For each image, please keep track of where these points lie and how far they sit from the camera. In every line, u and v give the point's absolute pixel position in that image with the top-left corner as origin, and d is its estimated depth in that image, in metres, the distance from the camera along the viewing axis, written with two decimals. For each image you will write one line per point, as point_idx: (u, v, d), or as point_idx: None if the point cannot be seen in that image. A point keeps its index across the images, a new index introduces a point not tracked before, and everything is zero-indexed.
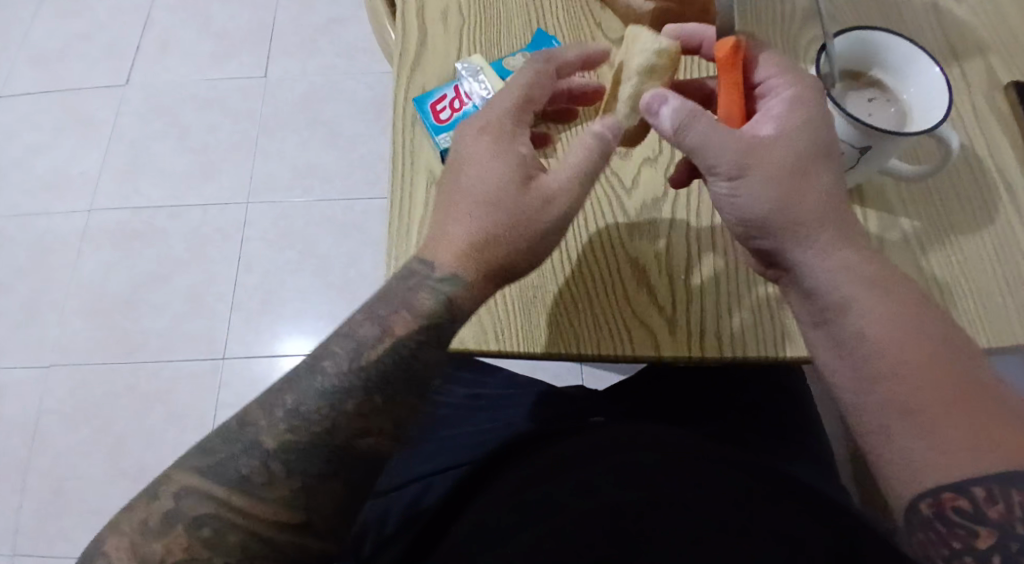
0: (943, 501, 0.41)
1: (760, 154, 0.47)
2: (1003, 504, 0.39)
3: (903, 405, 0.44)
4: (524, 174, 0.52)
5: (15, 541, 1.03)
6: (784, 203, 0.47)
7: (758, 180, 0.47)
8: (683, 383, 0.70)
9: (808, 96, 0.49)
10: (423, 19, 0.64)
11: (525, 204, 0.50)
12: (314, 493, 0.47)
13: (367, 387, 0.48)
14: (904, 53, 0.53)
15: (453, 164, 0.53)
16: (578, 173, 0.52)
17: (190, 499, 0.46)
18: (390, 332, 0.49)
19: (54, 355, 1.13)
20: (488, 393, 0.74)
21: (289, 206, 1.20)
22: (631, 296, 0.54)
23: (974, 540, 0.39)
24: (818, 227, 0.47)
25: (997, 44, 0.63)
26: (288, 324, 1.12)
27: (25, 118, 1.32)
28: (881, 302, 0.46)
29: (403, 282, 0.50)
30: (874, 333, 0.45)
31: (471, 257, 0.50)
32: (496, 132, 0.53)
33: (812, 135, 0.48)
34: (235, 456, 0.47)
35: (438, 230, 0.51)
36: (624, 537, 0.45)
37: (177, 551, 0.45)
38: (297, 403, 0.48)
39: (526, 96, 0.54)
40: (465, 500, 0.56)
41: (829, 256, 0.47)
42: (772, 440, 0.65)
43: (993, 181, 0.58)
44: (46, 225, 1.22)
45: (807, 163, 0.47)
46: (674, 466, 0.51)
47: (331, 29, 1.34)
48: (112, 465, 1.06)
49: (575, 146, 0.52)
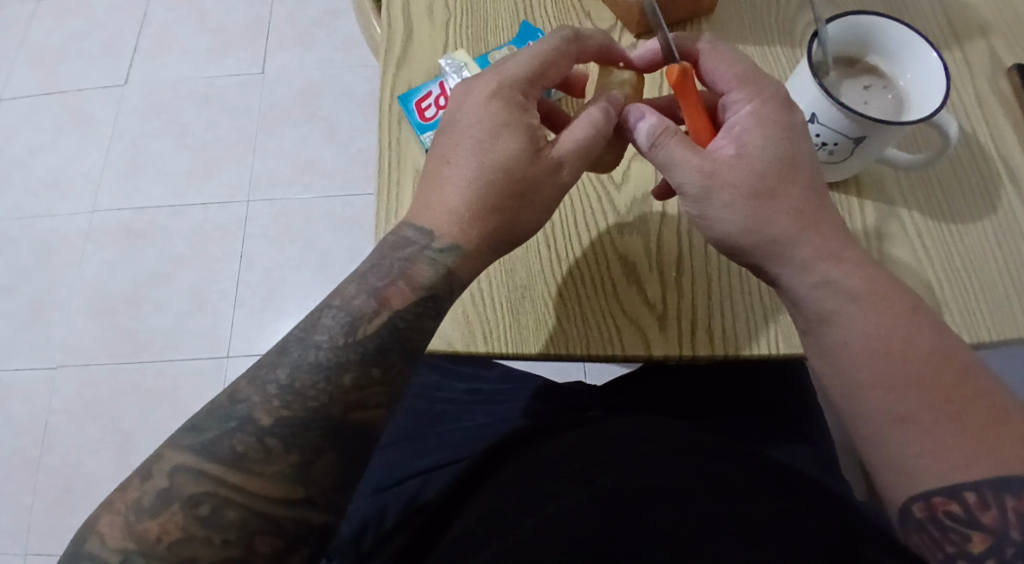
0: (935, 505, 0.42)
1: (721, 178, 0.47)
2: (995, 509, 0.40)
3: (893, 414, 0.44)
4: (535, 143, 0.50)
5: (27, 540, 1.05)
6: (753, 228, 0.47)
7: (722, 202, 0.47)
8: (685, 380, 0.68)
9: (771, 109, 0.48)
10: (408, 13, 0.63)
11: (528, 179, 0.49)
12: (312, 465, 0.46)
13: (363, 358, 0.48)
14: (899, 38, 0.51)
15: (452, 128, 0.51)
16: (581, 150, 0.50)
17: (184, 476, 0.44)
18: (387, 304, 0.49)
19: (61, 355, 1.14)
20: (487, 388, 0.71)
21: (290, 203, 1.20)
22: (620, 292, 0.54)
23: (968, 545, 0.41)
24: (799, 238, 0.47)
25: (999, 25, 0.61)
26: (291, 321, 1.13)
27: (26, 119, 1.32)
28: (870, 307, 0.46)
29: (394, 248, 0.50)
30: (857, 343, 0.46)
31: (471, 224, 0.49)
32: (504, 101, 0.51)
33: (778, 155, 0.47)
34: (227, 433, 0.45)
35: (427, 194, 0.51)
36: (620, 532, 0.44)
37: (174, 530, 0.43)
38: (291, 377, 0.47)
39: (541, 71, 0.52)
40: (470, 490, 0.55)
41: (817, 265, 0.47)
42: (767, 431, 0.64)
43: (994, 166, 0.56)
44: (50, 226, 1.23)
45: (775, 185, 0.47)
46: (674, 457, 0.49)
47: (327, 22, 1.33)
48: (122, 463, 1.08)
49: (579, 119, 0.51)
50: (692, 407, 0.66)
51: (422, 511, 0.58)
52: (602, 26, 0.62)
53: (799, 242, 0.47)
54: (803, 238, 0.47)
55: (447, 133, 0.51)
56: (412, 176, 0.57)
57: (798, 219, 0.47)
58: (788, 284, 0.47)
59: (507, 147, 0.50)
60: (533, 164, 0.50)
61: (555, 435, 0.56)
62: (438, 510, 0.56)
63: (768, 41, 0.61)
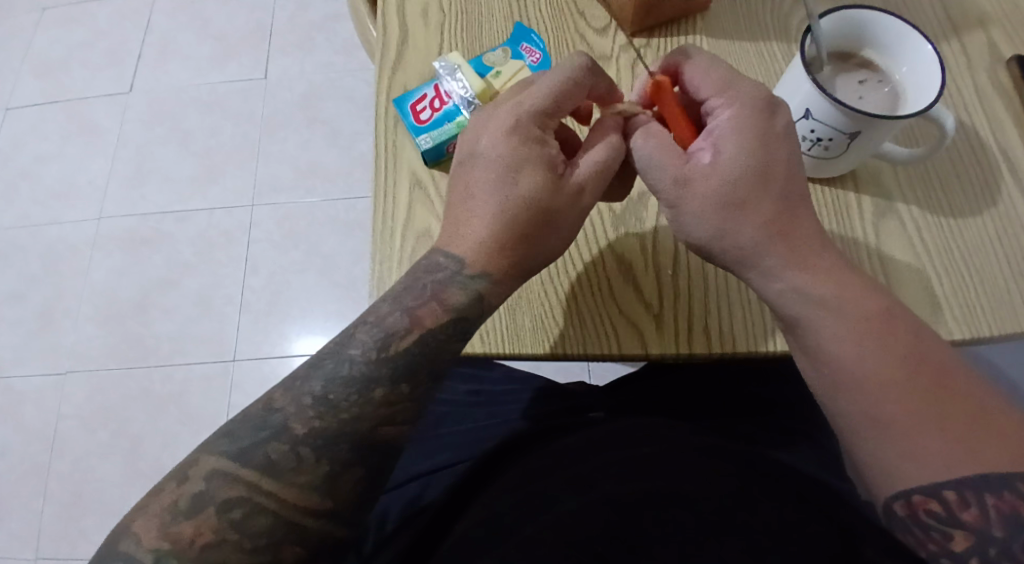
0: (915, 504, 0.42)
1: (692, 187, 0.47)
2: (975, 507, 0.40)
3: (867, 415, 0.44)
4: (554, 172, 0.50)
5: (38, 544, 1.06)
6: (720, 233, 0.47)
7: (692, 211, 0.47)
8: (695, 383, 0.67)
9: (748, 116, 0.48)
10: (404, 18, 0.63)
11: (554, 204, 0.49)
12: (338, 478, 0.45)
13: (394, 374, 0.47)
14: (895, 30, 0.50)
15: (470, 159, 0.51)
16: (602, 174, 0.50)
17: (218, 481, 0.44)
18: (418, 324, 0.48)
19: (70, 362, 1.15)
20: (488, 389, 0.71)
21: (294, 207, 1.21)
22: (618, 294, 0.54)
23: (949, 543, 0.41)
24: (778, 239, 0.47)
25: (998, 16, 0.61)
26: (296, 324, 1.14)
27: (32, 129, 1.34)
28: (836, 311, 0.46)
29: (425, 272, 0.50)
30: (832, 351, 0.45)
31: (497, 255, 0.49)
32: (523, 136, 0.50)
33: (750, 160, 0.47)
34: (261, 442, 0.45)
35: (454, 225, 0.51)
36: (616, 536, 0.44)
37: (207, 533, 0.43)
38: (325, 389, 0.47)
39: (558, 103, 0.51)
40: (473, 489, 0.54)
41: (782, 272, 0.47)
42: (774, 434, 0.62)
43: (994, 159, 0.56)
44: (58, 234, 1.24)
45: (744, 193, 0.47)
46: (680, 459, 0.48)
47: (327, 26, 1.34)
48: (131, 467, 1.08)
49: (598, 143, 0.51)
50: (704, 409, 0.65)
51: (423, 512, 0.56)
52: (597, 24, 0.62)
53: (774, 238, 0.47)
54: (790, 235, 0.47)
55: (467, 166, 0.51)
56: (409, 177, 0.58)
57: (769, 224, 0.47)
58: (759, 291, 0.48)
59: (532, 179, 0.49)
60: (558, 193, 0.49)
61: (561, 436, 0.55)
62: (442, 511, 0.55)
63: (764, 37, 0.60)
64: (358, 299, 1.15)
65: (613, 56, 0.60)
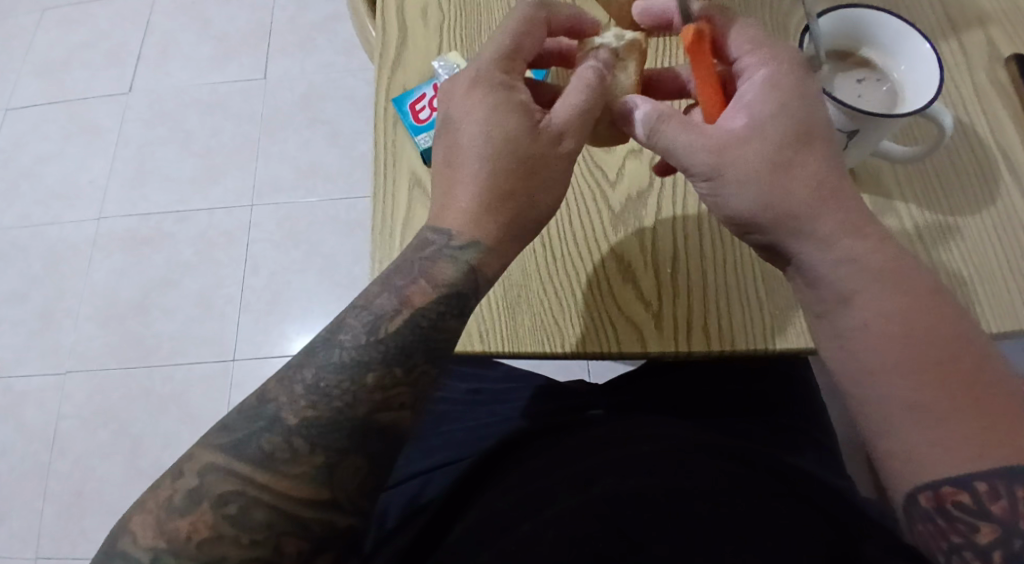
0: (943, 495, 0.41)
1: (732, 150, 0.47)
2: (1006, 499, 0.38)
3: (909, 401, 0.43)
4: (530, 118, 0.50)
5: (38, 543, 1.06)
6: (767, 201, 0.46)
7: (735, 176, 0.47)
8: (698, 379, 0.67)
9: (785, 78, 0.48)
10: (404, 17, 0.63)
11: (534, 147, 0.49)
12: (337, 468, 0.45)
13: (385, 358, 0.47)
14: (894, 30, 0.51)
15: (448, 125, 0.51)
16: (580, 114, 0.50)
17: (214, 476, 0.44)
18: (408, 303, 0.48)
19: (71, 361, 1.16)
20: (488, 388, 0.71)
21: (294, 206, 1.21)
22: (616, 291, 0.54)
23: (976, 535, 0.39)
24: (814, 218, 0.46)
25: (997, 15, 0.61)
26: (296, 324, 1.14)
27: (33, 129, 1.34)
28: (886, 287, 0.45)
29: (415, 250, 0.50)
30: (877, 328, 0.44)
31: (485, 215, 0.49)
32: (489, 84, 0.50)
33: (791, 121, 0.47)
34: (256, 433, 0.45)
35: (444, 193, 0.51)
36: (619, 531, 0.44)
37: (203, 529, 0.42)
38: (316, 377, 0.46)
39: (515, 46, 0.52)
40: (475, 488, 0.54)
41: (832, 244, 0.46)
42: (779, 434, 0.62)
43: (993, 156, 0.56)
44: (59, 233, 1.25)
45: (789, 155, 0.46)
46: (678, 455, 0.49)
47: (327, 27, 1.34)
48: (131, 466, 1.09)
49: (572, 85, 0.51)
50: (707, 407, 0.65)
51: (423, 512, 0.55)
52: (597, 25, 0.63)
53: (823, 210, 0.46)
54: (825, 212, 0.46)
55: (445, 132, 0.51)
56: (409, 179, 0.58)
57: (819, 187, 0.46)
58: (811, 267, 0.47)
59: (505, 126, 0.49)
60: (536, 137, 0.49)
61: (563, 433, 0.55)
62: (444, 511, 0.54)
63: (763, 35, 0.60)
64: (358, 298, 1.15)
65: None
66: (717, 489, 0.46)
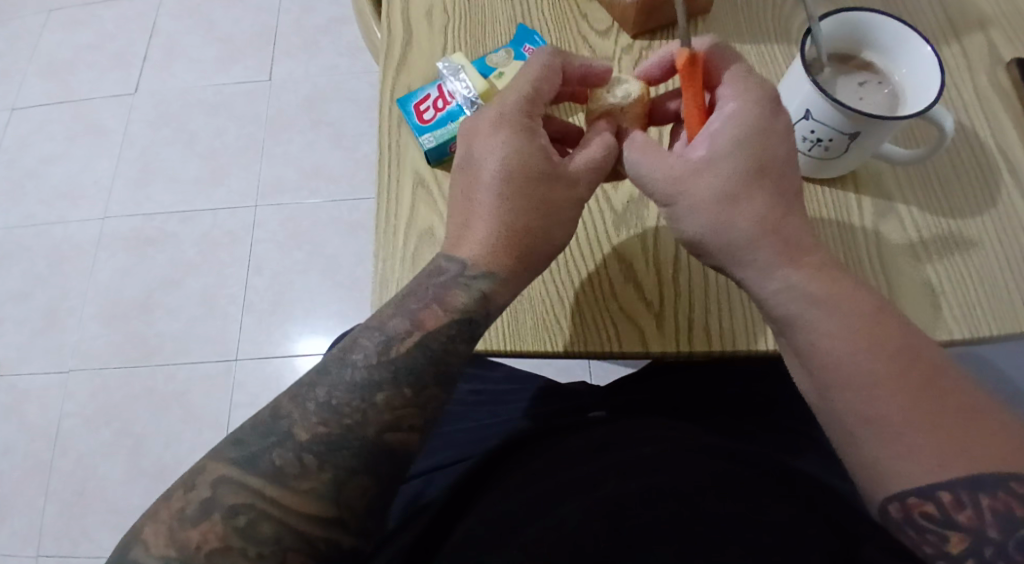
0: (910, 506, 0.42)
1: (687, 182, 0.48)
2: (972, 509, 0.40)
3: (865, 415, 0.43)
4: (549, 163, 0.50)
5: (40, 542, 1.07)
6: (718, 228, 0.47)
7: (687, 205, 0.48)
8: (702, 384, 0.67)
9: (753, 113, 0.48)
10: (408, 19, 0.64)
11: (552, 191, 0.50)
12: (345, 484, 0.45)
13: (396, 378, 0.47)
14: (893, 33, 0.51)
15: (466, 162, 0.51)
16: (598, 171, 0.51)
17: (226, 488, 0.44)
18: (420, 325, 0.49)
19: (74, 361, 1.16)
20: (490, 389, 0.71)
21: (297, 208, 1.21)
22: (619, 294, 0.54)
23: (946, 545, 0.41)
24: (754, 248, 0.47)
25: (998, 19, 0.61)
26: (299, 325, 1.14)
27: (38, 129, 1.35)
28: (830, 311, 0.45)
29: (430, 276, 0.51)
30: (827, 347, 0.45)
31: (502, 256, 0.49)
32: (510, 126, 0.50)
33: (755, 148, 0.48)
34: (268, 448, 0.45)
35: (458, 226, 0.51)
36: (624, 536, 0.44)
37: (213, 539, 0.43)
38: (329, 395, 0.47)
39: (534, 91, 0.52)
40: (476, 485, 0.54)
41: (778, 269, 0.47)
42: (783, 433, 0.62)
43: (994, 160, 0.56)
44: (63, 233, 1.25)
45: (738, 188, 0.47)
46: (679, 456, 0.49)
47: (332, 29, 1.35)
48: (133, 465, 1.09)
49: (595, 144, 0.51)
50: (709, 408, 0.65)
51: (426, 508, 0.55)
52: (599, 26, 0.62)
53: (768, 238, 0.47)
54: (764, 244, 0.47)
55: (464, 170, 0.51)
56: (411, 178, 0.58)
57: (762, 224, 0.47)
58: (751, 288, 0.48)
59: (524, 169, 0.49)
60: (556, 181, 0.50)
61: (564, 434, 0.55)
62: (446, 505, 0.53)
63: (763, 39, 0.61)
64: (361, 299, 1.15)
65: (614, 57, 0.61)
66: (723, 498, 0.45)
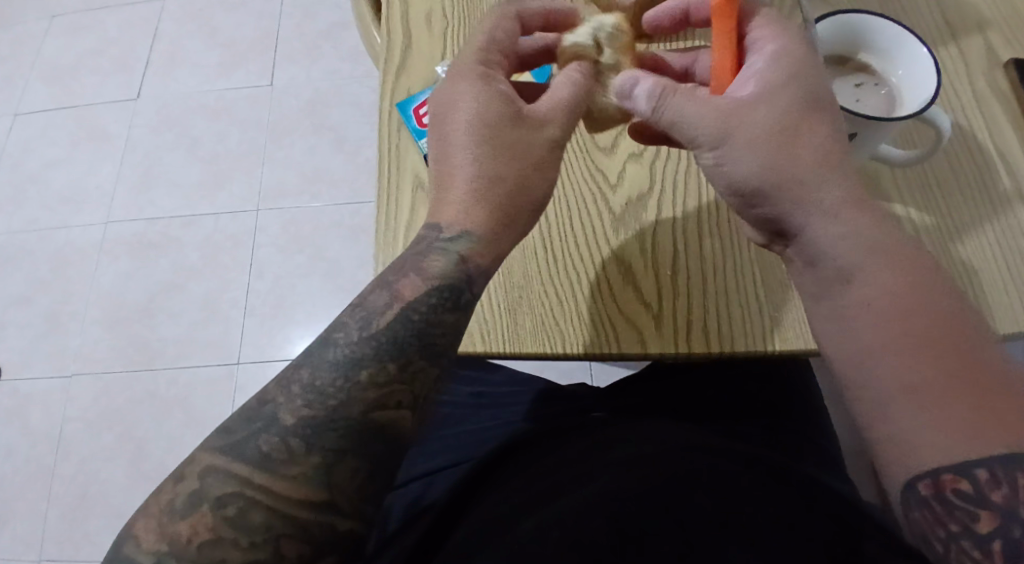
0: (943, 482, 0.40)
1: (735, 118, 0.48)
2: (1007, 488, 0.38)
3: (905, 383, 0.42)
4: (512, 109, 0.51)
5: (42, 546, 1.07)
6: (771, 167, 0.47)
7: (739, 142, 0.48)
8: (702, 382, 0.67)
9: (794, 49, 0.49)
10: (408, 22, 0.64)
11: (516, 137, 0.51)
12: (334, 468, 0.45)
13: (378, 354, 0.47)
14: (891, 35, 0.51)
15: (436, 119, 0.52)
16: (567, 106, 0.52)
17: (214, 478, 0.44)
18: (399, 296, 0.49)
19: (77, 365, 1.16)
20: (491, 392, 0.71)
21: (299, 212, 1.22)
22: (616, 292, 0.54)
23: (974, 524, 0.38)
24: (821, 188, 0.46)
25: (997, 21, 0.61)
26: (300, 329, 1.15)
27: (41, 134, 1.36)
28: (864, 274, 0.45)
29: (410, 248, 0.51)
30: (878, 302, 0.44)
31: (474, 206, 0.50)
32: (467, 77, 0.52)
33: (801, 92, 0.48)
34: (255, 434, 0.45)
35: (438, 189, 0.52)
36: (629, 523, 0.44)
37: (203, 532, 0.43)
38: (312, 376, 0.47)
39: (489, 39, 0.54)
40: (477, 486, 0.54)
41: (838, 215, 0.46)
42: (780, 435, 0.62)
43: (992, 161, 0.56)
44: (65, 237, 1.26)
45: (793, 126, 0.47)
46: (677, 451, 0.49)
47: (334, 34, 1.35)
48: (136, 469, 1.09)
49: (559, 81, 0.53)
50: (709, 407, 0.65)
51: (427, 511, 0.55)
52: None
53: (823, 182, 0.46)
54: (829, 182, 0.46)
55: (437, 126, 0.52)
56: (412, 181, 0.59)
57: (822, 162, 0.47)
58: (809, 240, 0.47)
59: (487, 117, 0.50)
60: (518, 127, 0.51)
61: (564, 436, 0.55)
62: (447, 507, 0.54)
63: None
64: None
65: None
66: (720, 492, 0.45)
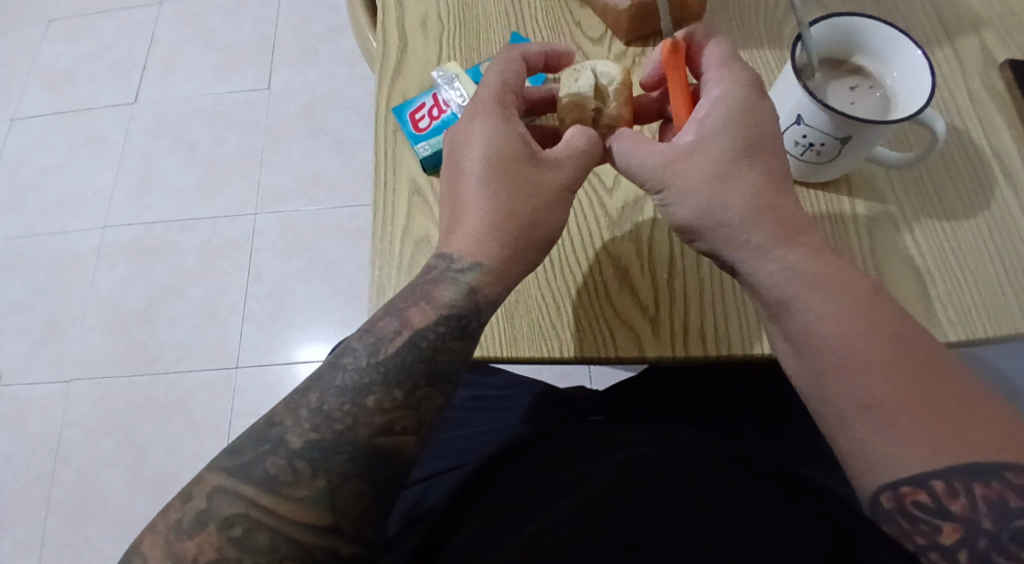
0: (903, 495, 0.41)
1: (676, 165, 0.49)
2: (964, 498, 0.39)
3: (860, 401, 0.43)
4: (529, 150, 0.51)
5: (42, 553, 1.07)
6: (705, 208, 0.48)
7: (676, 189, 0.49)
8: (705, 387, 0.68)
9: (736, 96, 0.50)
10: (404, 28, 0.64)
11: (532, 176, 0.50)
12: (339, 490, 0.45)
13: (386, 379, 0.47)
14: (886, 37, 0.51)
15: (452, 156, 0.52)
16: (583, 154, 0.52)
17: (223, 499, 0.44)
18: (408, 324, 0.49)
19: (76, 371, 1.16)
20: (489, 395, 0.71)
21: (297, 216, 1.22)
22: (614, 298, 0.54)
23: (939, 536, 0.40)
24: (748, 229, 0.48)
25: (993, 22, 0.61)
26: (299, 333, 1.15)
27: (39, 140, 1.36)
28: (832, 291, 0.46)
29: (421, 275, 0.51)
30: (828, 331, 0.45)
31: (483, 243, 0.50)
32: (484, 111, 0.52)
33: (739, 135, 0.49)
34: (261, 456, 0.45)
35: (449, 221, 0.51)
36: (620, 525, 0.44)
37: (208, 551, 0.43)
38: (320, 400, 0.47)
39: (502, 83, 0.53)
40: (475, 492, 0.54)
41: (771, 250, 0.47)
42: (784, 437, 0.62)
43: (990, 166, 0.56)
44: (63, 243, 1.26)
45: (727, 167, 0.48)
46: (676, 454, 0.48)
47: (330, 37, 1.36)
48: (135, 475, 1.09)
49: (573, 131, 0.52)
50: (710, 411, 0.65)
51: (428, 515, 0.55)
52: (593, 34, 0.63)
53: (756, 222, 0.48)
54: (758, 222, 0.48)
55: (450, 163, 0.52)
56: (408, 187, 0.59)
57: (756, 200, 0.48)
58: (744, 270, 0.48)
59: (504, 152, 0.50)
60: (534, 169, 0.51)
61: (566, 441, 0.55)
62: (446, 511, 0.54)
63: (756, 45, 0.62)
64: (360, 306, 1.15)
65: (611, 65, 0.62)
66: (711, 499, 0.44)
